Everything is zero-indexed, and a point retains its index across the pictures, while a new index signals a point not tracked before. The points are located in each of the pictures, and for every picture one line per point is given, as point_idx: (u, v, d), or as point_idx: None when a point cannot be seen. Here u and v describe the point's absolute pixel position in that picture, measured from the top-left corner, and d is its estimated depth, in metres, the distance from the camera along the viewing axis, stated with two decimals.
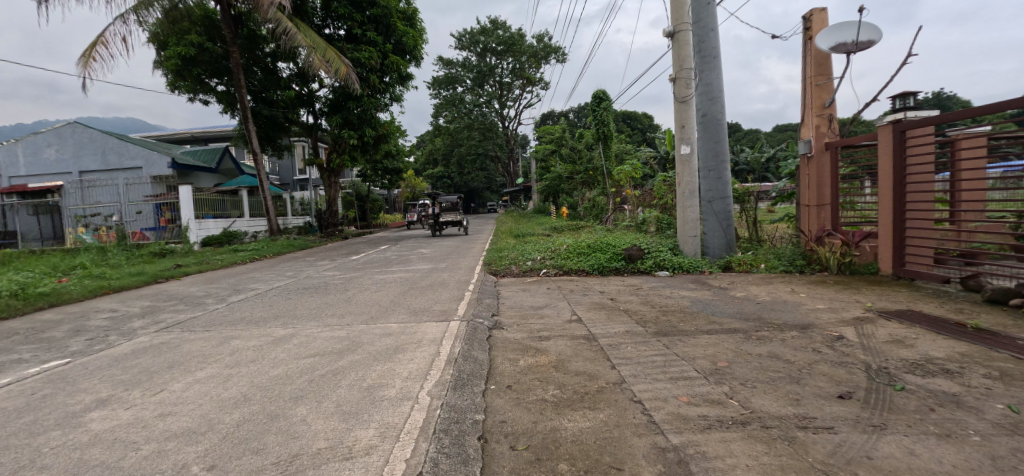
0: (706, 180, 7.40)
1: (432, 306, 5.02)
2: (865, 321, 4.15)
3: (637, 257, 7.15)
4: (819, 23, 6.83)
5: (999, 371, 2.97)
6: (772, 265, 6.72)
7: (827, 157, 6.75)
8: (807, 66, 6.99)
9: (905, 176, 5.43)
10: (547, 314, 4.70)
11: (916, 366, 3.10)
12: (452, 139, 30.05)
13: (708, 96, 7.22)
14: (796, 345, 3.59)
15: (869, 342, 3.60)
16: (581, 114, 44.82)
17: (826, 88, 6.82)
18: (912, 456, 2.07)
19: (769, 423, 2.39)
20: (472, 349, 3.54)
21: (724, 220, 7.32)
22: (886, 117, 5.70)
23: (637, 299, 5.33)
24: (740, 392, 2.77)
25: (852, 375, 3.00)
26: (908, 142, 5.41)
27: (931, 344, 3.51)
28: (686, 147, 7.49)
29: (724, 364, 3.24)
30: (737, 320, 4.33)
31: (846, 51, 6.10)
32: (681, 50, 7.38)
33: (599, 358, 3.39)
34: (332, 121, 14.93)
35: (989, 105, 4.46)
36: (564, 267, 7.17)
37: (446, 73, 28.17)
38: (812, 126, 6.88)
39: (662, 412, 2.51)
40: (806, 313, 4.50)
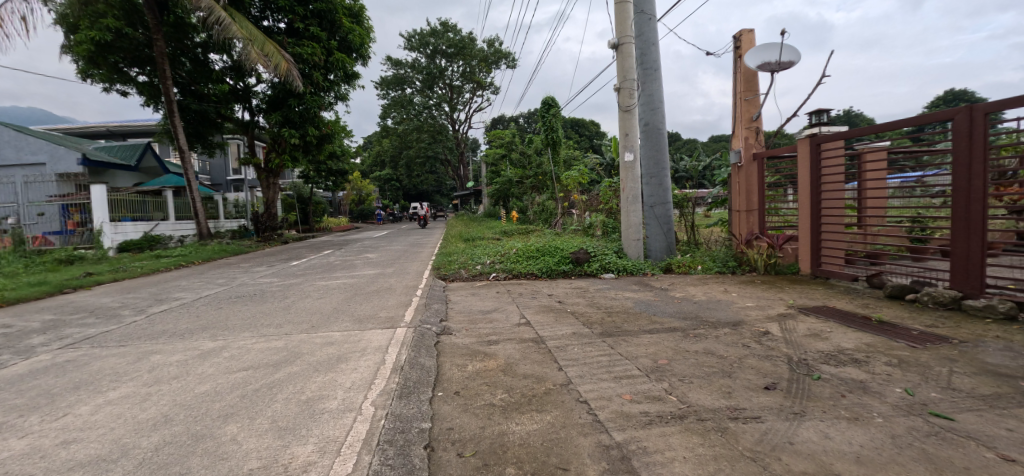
0: (648, 186, 7.74)
1: (377, 313, 4.88)
2: (788, 317, 4.51)
3: (584, 260, 7.34)
4: (747, 44, 7.37)
5: (897, 358, 3.34)
6: (708, 267, 7.11)
7: (754, 167, 7.26)
8: (737, 82, 7.51)
9: (820, 185, 5.94)
10: (496, 318, 4.71)
11: (830, 357, 3.41)
12: (401, 141, 29.48)
13: (650, 107, 7.57)
14: (729, 341, 3.82)
15: (791, 337, 3.91)
16: (530, 120, 45.44)
17: (753, 102, 7.36)
18: (826, 439, 2.28)
19: (704, 415, 2.54)
20: (419, 355, 3.48)
21: (665, 225, 7.68)
22: (804, 131, 6.22)
23: (584, 301, 5.46)
24: (679, 388, 2.91)
25: (777, 367, 3.24)
26: (822, 154, 5.94)
27: (842, 336, 3.88)
28: (629, 154, 7.77)
29: (664, 361, 3.39)
30: (675, 319, 4.56)
31: (771, 70, 6.61)
32: (624, 61, 7.68)
33: (547, 360, 3.45)
34: (271, 119, 14.17)
35: (888, 122, 4.97)
36: (514, 270, 7.23)
37: (394, 74, 27.63)
38: (742, 138, 7.37)
39: (606, 411, 2.59)
40: (737, 311, 4.80)
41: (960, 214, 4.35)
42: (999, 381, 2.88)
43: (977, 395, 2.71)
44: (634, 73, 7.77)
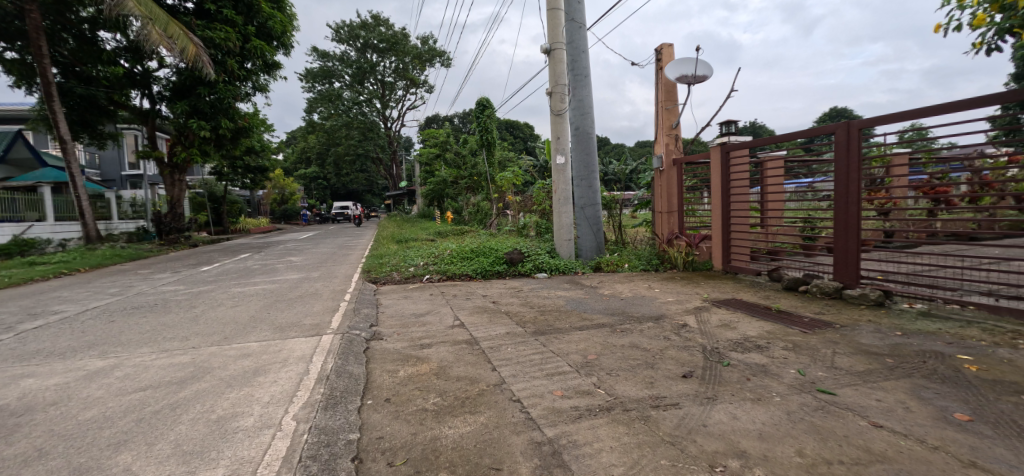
0: (579, 188, 7.98)
1: (301, 320, 4.62)
2: (703, 310, 4.89)
3: (518, 260, 7.45)
4: (667, 57, 7.88)
5: (792, 343, 3.75)
6: (634, 265, 7.51)
7: (674, 171, 7.78)
8: (659, 91, 8.00)
9: (730, 189, 6.50)
10: (429, 321, 4.65)
11: (738, 345, 3.75)
12: (329, 137, 28.12)
13: (580, 112, 7.83)
14: (652, 335, 4.07)
15: (705, 328, 4.25)
16: (465, 120, 45.22)
17: (673, 112, 7.88)
18: (734, 419, 2.51)
19: (628, 405, 2.69)
20: (347, 363, 3.35)
21: (594, 226, 7.96)
22: (716, 139, 6.77)
23: (518, 301, 5.55)
24: (606, 381, 3.06)
25: (693, 356, 3.50)
26: (731, 161, 6.50)
27: (748, 325, 4.28)
28: (561, 157, 8.01)
29: (593, 356, 3.54)
30: (603, 315, 4.78)
31: (688, 82, 7.13)
32: (556, 67, 7.90)
33: (480, 361, 3.47)
34: (177, 109, 12.90)
35: (785, 134, 5.55)
36: (448, 272, 7.17)
37: (321, 66, 26.32)
38: (663, 144, 7.86)
39: (538, 407, 2.66)
40: (660, 306, 5.13)
41: (841, 216, 4.97)
42: (871, 358, 3.33)
43: (854, 371, 3.11)
44: (565, 78, 8.01)
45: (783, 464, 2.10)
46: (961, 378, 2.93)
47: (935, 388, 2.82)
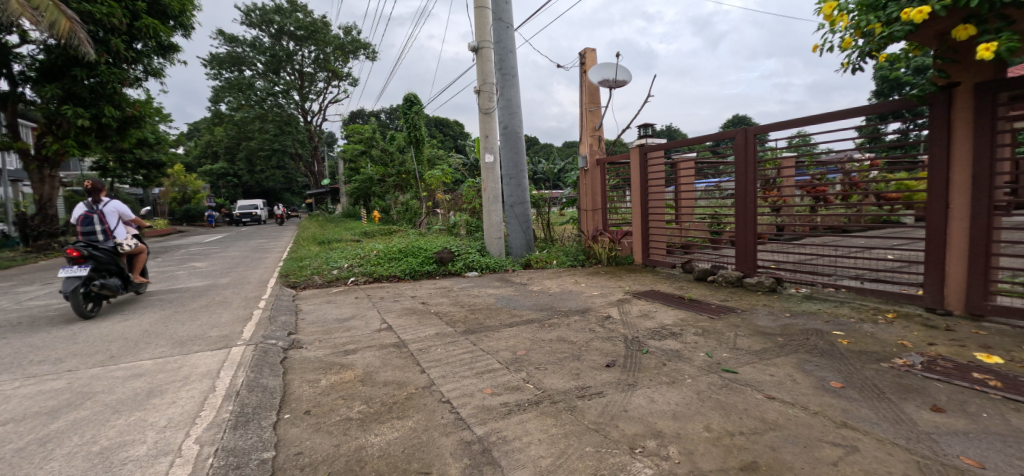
0: (508, 187, 8.06)
1: (207, 332, 4.23)
2: (625, 302, 5.17)
3: (448, 259, 7.38)
4: (590, 61, 8.20)
5: (702, 328, 4.08)
6: (562, 261, 7.74)
7: (598, 170, 8.12)
8: (583, 94, 8.29)
9: (647, 188, 6.92)
10: (354, 325, 4.47)
11: (655, 333, 4.01)
12: (240, 130, 25.98)
13: (508, 111, 7.90)
14: (578, 328, 4.23)
15: (627, 319, 4.50)
16: (392, 116, 43.84)
17: (596, 114, 8.21)
18: (652, 402, 2.69)
19: (555, 397, 2.78)
20: (261, 376, 3.13)
21: (524, 224, 8.07)
22: (635, 141, 7.15)
23: (448, 300, 5.50)
24: (535, 375, 3.13)
25: (615, 346, 3.69)
26: (649, 162, 6.91)
27: (665, 314, 4.60)
28: (490, 156, 8.02)
29: (522, 352, 3.61)
30: (533, 311, 4.89)
31: (609, 86, 7.46)
32: (484, 65, 7.91)
33: (408, 364, 3.40)
34: (47, 93, 11.21)
35: (695, 138, 6.00)
36: (374, 273, 6.93)
37: (229, 51, 24.21)
38: (587, 145, 8.18)
39: (468, 407, 2.67)
40: (586, 300, 5.34)
41: (742, 213, 5.48)
42: (766, 338, 3.72)
43: (753, 351, 3.46)
44: (493, 77, 8.04)
45: (694, 440, 2.29)
46: (836, 350, 3.36)
47: (817, 361, 3.21)
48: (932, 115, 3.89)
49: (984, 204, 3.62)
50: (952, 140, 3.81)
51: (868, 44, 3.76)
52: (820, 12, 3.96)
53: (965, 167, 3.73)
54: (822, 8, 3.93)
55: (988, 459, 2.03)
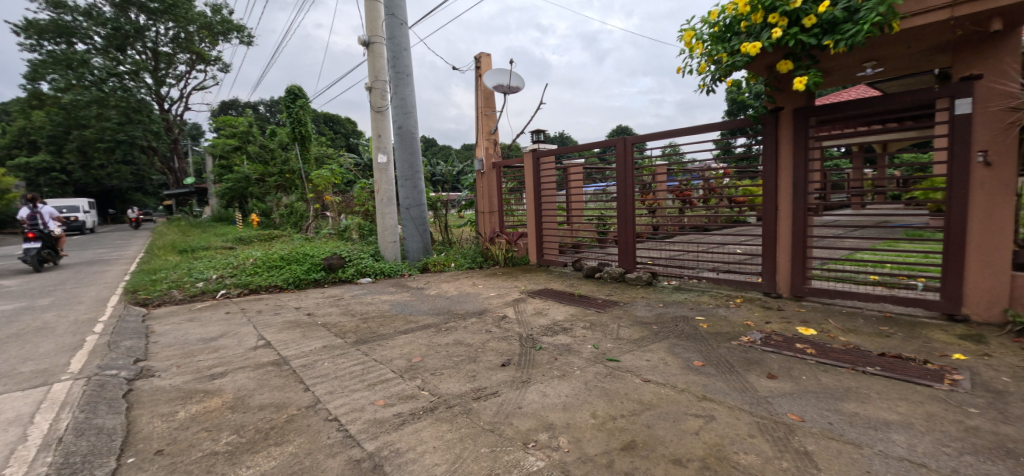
0: (404, 188, 7.81)
1: (19, 368, 3.45)
2: (521, 301, 5.33)
3: (338, 266, 6.93)
4: (485, 66, 8.31)
5: (590, 322, 4.38)
6: (460, 264, 7.72)
7: (494, 173, 8.27)
8: (478, 97, 8.38)
9: (540, 190, 7.20)
10: (224, 345, 3.99)
11: (548, 329, 4.20)
12: (72, 116, 21.68)
13: (402, 110, 7.65)
14: (474, 330, 4.26)
15: (522, 317, 4.65)
16: (273, 108, 39.99)
17: (491, 118, 8.35)
18: (544, 397, 2.81)
19: (451, 402, 2.77)
20: (96, 415, 2.65)
21: (421, 227, 7.88)
22: (528, 145, 7.40)
23: (337, 310, 5.17)
24: (430, 381, 3.09)
25: (511, 345, 3.78)
26: (541, 166, 7.20)
27: (557, 311, 4.83)
28: (383, 156, 7.70)
29: (418, 359, 3.54)
30: (429, 316, 4.81)
31: (503, 91, 7.62)
32: (375, 61, 7.61)
33: (289, 383, 3.13)
34: None
35: (583, 144, 6.39)
36: (250, 284, 6.26)
37: (53, 19, 20.02)
38: (483, 148, 8.27)
39: (358, 422, 2.54)
40: (482, 301, 5.41)
41: (624, 214, 5.98)
42: (644, 327, 4.11)
43: (632, 339, 3.79)
44: (386, 75, 7.76)
45: (582, 428, 2.44)
46: (699, 333, 3.84)
47: (684, 344, 3.63)
48: (765, 133, 4.61)
49: (803, 208, 4.40)
50: (779, 154, 4.56)
51: (718, 70, 4.33)
52: (682, 38, 4.48)
53: (789, 177, 4.50)
54: (683, 35, 4.45)
55: (807, 414, 2.47)
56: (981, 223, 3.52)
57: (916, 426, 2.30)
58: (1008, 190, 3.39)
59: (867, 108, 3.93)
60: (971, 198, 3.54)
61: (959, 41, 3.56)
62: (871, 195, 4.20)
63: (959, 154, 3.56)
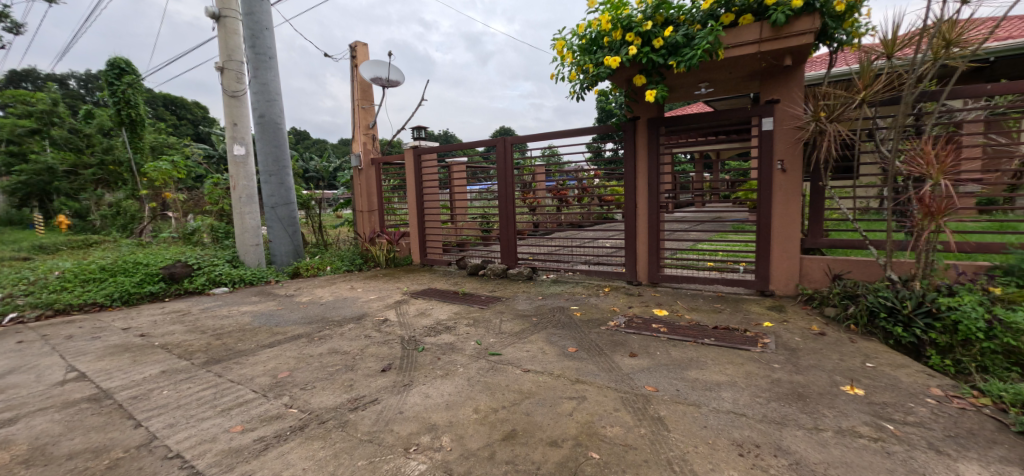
0: (268, 185, 7.03)
1: None
2: (403, 303, 5.18)
3: (183, 275, 6.00)
4: (361, 56, 7.81)
5: (473, 318, 4.43)
6: (336, 267, 7.22)
7: (372, 170, 7.89)
8: (354, 89, 7.86)
9: (422, 189, 7.06)
10: (20, 383, 3.20)
11: (430, 329, 4.15)
12: None
13: (264, 97, 6.87)
14: (351, 336, 4.03)
15: (404, 319, 4.52)
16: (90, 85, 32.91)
17: (370, 111, 7.91)
18: (426, 398, 2.78)
19: (325, 416, 2.59)
20: None
21: (290, 227, 7.17)
22: (408, 142, 7.18)
23: (183, 327, 4.48)
24: (300, 397, 2.85)
25: (391, 349, 3.66)
26: (422, 163, 7.06)
27: (440, 310, 4.80)
28: (240, 147, 6.78)
29: (285, 374, 3.23)
30: (299, 326, 4.41)
31: (381, 84, 7.29)
32: (228, 39, 6.69)
33: (115, 420, 2.64)
34: None
35: (467, 143, 6.39)
36: (57, 303, 5.10)
37: None
38: (360, 143, 7.80)
39: (209, 455, 2.24)
40: (361, 305, 5.13)
41: (505, 212, 6.15)
42: (524, 320, 4.29)
43: (514, 333, 3.93)
44: (242, 55, 6.86)
45: (464, 424, 2.46)
46: (573, 322, 4.12)
47: (560, 333, 3.86)
48: (625, 139, 5.11)
49: (656, 205, 4.98)
50: (636, 158, 5.09)
51: (586, 79, 4.64)
52: (554, 47, 4.74)
53: (645, 178, 5.06)
54: (555, 44, 4.71)
55: (660, 384, 2.82)
56: (781, 218, 4.35)
57: (739, 383, 2.76)
58: (798, 192, 4.25)
59: (702, 121, 4.59)
60: (774, 198, 4.36)
61: (764, 71, 4.34)
62: (708, 195, 4.91)
63: (766, 162, 4.36)
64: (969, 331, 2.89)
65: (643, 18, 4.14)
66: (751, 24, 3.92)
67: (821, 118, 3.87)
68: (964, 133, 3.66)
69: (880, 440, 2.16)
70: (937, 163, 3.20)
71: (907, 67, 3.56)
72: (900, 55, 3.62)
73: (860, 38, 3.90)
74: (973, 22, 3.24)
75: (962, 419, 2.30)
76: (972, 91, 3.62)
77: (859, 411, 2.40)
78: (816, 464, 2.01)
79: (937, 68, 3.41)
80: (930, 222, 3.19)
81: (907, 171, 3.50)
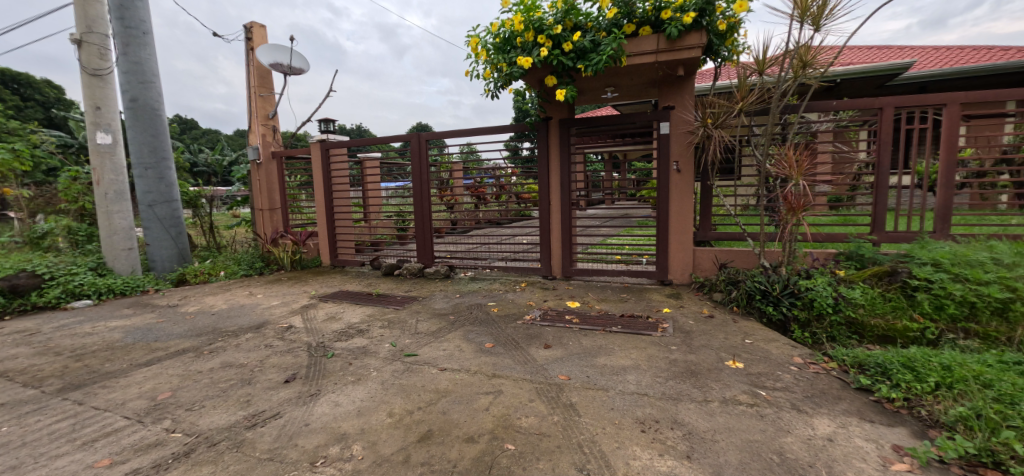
0: (143, 180, 6.19)
1: None
2: (309, 308, 4.86)
3: (27, 289, 5.09)
4: (258, 38, 7.12)
5: (387, 320, 4.28)
6: (232, 272, 6.57)
7: (273, 165, 7.29)
8: (250, 74, 7.14)
9: (331, 185, 6.67)
10: None
11: (341, 334, 3.94)
12: None
13: (138, 79, 6.06)
14: (249, 347, 3.70)
15: (311, 325, 4.24)
16: None
17: (269, 100, 7.27)
18: (336, 406, 2.65)
19: (216, 438, 2.37)
20: None
21: (173, 227, 6.40)
22: (314, 135, 6.73)
23: (32, 350, 3.80)
24: (186, 419, 2.57)
25: (296, 358, 3.42)
26: (330, 158, 6.67)
27: (352, 313, 4.57)
28: (104, 135, 5.86)
29: (166, 395, 2.89)
30: (185, 339, 3.95)
31: (282, 71, 6.75)
32: (88, 7, 5.74)
33: None
34: None
35: (380, 138, 6.13)
36: None
37: None
38: (258, 135, 7.16)
39: None
40: (261, 313, 4.72)
41: (421, 209, 6.03)
42: (440, 318, 4.24)
43: (430, 332, 3.87)
44: (106, 27, 5.92)
45: (376, 430, 2.38)
46: (490, 318, 4.16)
47: (477, 329, 3.88)
48: (539, 138, 5.25)
49: (568, 202, 5.19)
50: (549, 157, 5.26)
51: (500, 78, 4.68)
52: (468, 44, 4.73)
53: (557, 176, 5.23)
54: (469, 41, 4.71)
55: (572, 372, 2.95)
56: (677, 214, 4.76)
57: (642, 366, 2.98)
58: (691, 190, 4.68)
59: (608, 123, 4.86)
60: (671, 196, 4.75)
61: (661, 80, 4.70)
62: (615, 193, 5.22)
63: (664, 162, 4.73)
64: (822, 306, 3.40)
65: (553, 21, 4.28)
66: (649, 36, 4.22)
67: (708, 124, 4.29)
68: (817, 141, 4.28)
69: (756, 405, 2.46)
70: (798, 166, 3.71)
71: (774, 83, 4.07)
72: (769, 72, 4.10)
73: (738, 56, 4.36)
74: (823, 47, 3.76)
75: (817, 381, 2.69)
76: (823, 105, 4.22)
77: (740, 382, 2.70)
78: (705, 431, 2.24)
79: (796, 84, 3.93)
80: (792, 216, 3.68)
81: (776, 173, 4.01)
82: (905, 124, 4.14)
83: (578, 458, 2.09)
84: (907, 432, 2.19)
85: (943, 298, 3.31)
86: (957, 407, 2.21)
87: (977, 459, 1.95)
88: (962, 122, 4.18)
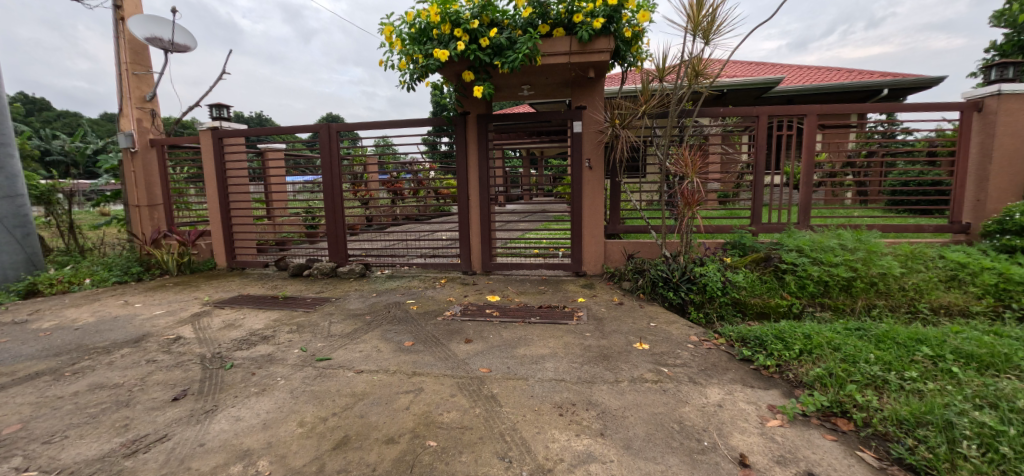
0: None
1: None
2: (202, 316, 4.38)
3: None
4: (131, 7, 6.24)
5: (296, 324, 4.02)
6: (101, 279, 5.70)
7: (153, 156, 6.46)
8: (120, 48, 6.22)
9: (226, 179, 6.08)
10: None
11: (241, 342, 3.62)
12: None
13: None
14: (128, 363, 3.27)
15: (204, 335, 3.84)
16: None
17: (145, 80, 6.40)
18: (237, 421, 2.45)
19: (84, 473, 2.08)
20: None
21: (17, 227, 5.41)
22: (205, 122, 6.08)
23: None
24: (42, 454, 2.22)
25: (186, 372, 3.09)
26: (225, 148, 6.06)
27: (254, 319, 4.20)
28: None
29: (15, 428, 2.46)
30: (38, 361, 3.37)
31: (162, 48, 6.00)
32: None
33: None
34: None
35: (284, 127, 5.70)
36: None
37: None
38: (133, 119, 6.27)
39: None
40: (141, 324, 4.17)
41: (332, 206, 5.71)
42: (356, 319, 4.08)
43: (344, 334, 3.71)
44: None
45: (286, 442, 2.24)
46: (408, 316, 4.09)
47: (395, 328, 3.79)
48: (456, 133, 5.23)
49: (486, 198, 5.25)
50: (467, 152, 5.26)
51: (416, 70, 4.59)
52: (382, 32, 4.57)
53: (475, 172, 5.26)
54: (383, 29, 4.55)
55: (492, 365, 3.01)
56: (589, 209, 5.04)
57: (559, 353, 3.12)
58: (601, 186, 4.97)
59: (523, 120, 4.98)
60: (584, 192, 5.01)
61: (573, 80, 4.92)
62: (532, 188, 5.36)
63: (577, 160, 4.97)
64: (713, 290, 3.82)
65: (470, 16, 4.29)
66: (562, 38, 4.39)
67: (616, 124, 4.60)
68: (708, 143, 4.76)
69: (659, 381, 2.70)
70: (692, 165, 4.11)
71: (671, 89, 4.45)
72: (668, 79, 4.48)
73: (642, 62, 4.71)
74: (712, 59, 4.19)
75: (709, 356, 3.04)
76: (712, 111, 4.71)
77: (645, 361, 2.95)
78: (616, 409, 2.42)
79: (690, 91, 4.34)
80: (688, 210, 4.08)
81: (674, 171, 4.41)
82: (776, 130, 4.76)
83: (500, 447, 2.15)
84: (779, 392, 2.55)
85: (805, 278, 3.88)
86: (815, 369, 2.62)
87: (830, 410, 2.34)
88: (818, 130, 4.90)
